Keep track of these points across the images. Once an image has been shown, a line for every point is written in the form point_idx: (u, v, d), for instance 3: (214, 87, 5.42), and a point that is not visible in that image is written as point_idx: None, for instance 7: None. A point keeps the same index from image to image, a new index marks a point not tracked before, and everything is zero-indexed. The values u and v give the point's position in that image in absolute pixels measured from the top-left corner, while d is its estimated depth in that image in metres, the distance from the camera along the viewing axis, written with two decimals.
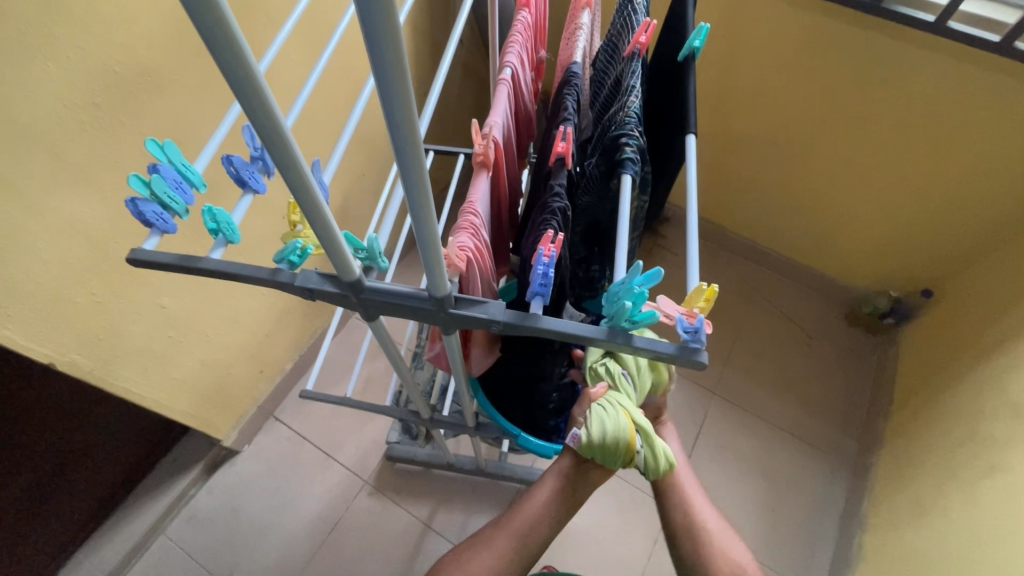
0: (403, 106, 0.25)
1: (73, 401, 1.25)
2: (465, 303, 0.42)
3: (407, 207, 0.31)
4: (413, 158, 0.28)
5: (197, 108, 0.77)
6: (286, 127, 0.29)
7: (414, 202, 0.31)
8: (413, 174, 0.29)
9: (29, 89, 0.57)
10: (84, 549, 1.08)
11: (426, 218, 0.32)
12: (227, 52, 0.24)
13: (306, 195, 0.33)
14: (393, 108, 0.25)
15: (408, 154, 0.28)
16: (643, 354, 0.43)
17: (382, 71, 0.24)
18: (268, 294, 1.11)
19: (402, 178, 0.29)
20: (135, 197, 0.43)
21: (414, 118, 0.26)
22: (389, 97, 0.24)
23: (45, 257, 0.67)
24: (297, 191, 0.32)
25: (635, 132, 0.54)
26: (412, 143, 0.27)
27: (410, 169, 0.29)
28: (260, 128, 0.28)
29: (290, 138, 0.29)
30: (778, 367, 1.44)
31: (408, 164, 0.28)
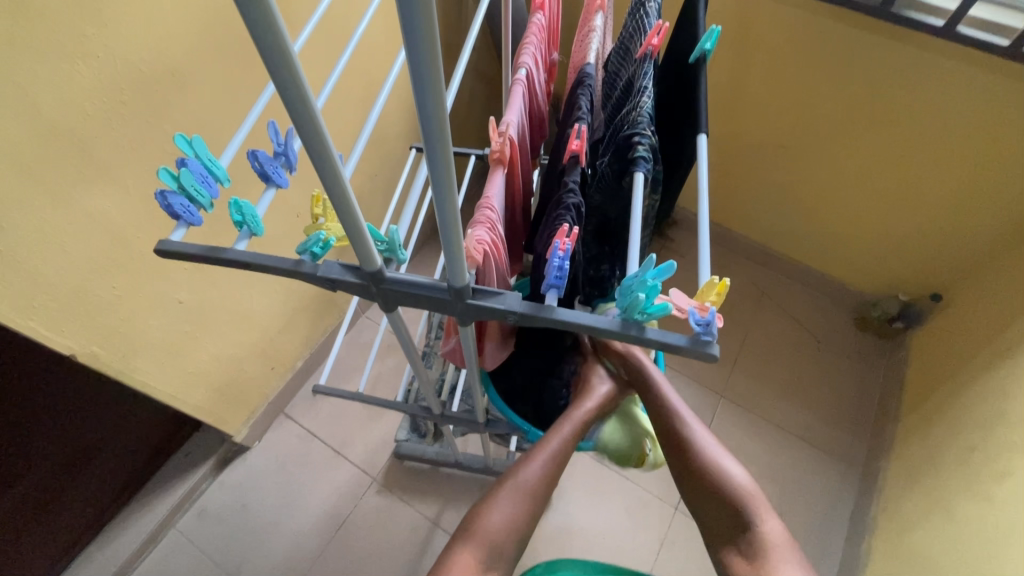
0: (433, 95, 0.26)
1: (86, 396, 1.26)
2: (483, 294, 0.43)
3: (431, 197, 0.33)
4: (440, 146, 0.29)
5: (218, 107, 0.79)
6: (319, 115, 0.30)
7: (439, 191, 0.32)
8: (438, 162, 0.30)
9: (58, 87, 0.59)
10: (95, 543, 1.10)
11: (449, 207, 0.34)
12: (270, 41, 0.25)
13: (334, 183, 0.34)
14: (424, 99, 0.27)
15: (436, 144, 0.29)
16: (656, 346, 0.44)
17: (415, 63, 0.25)
18: (282, 292, 1.13)
19: (428, 167, 0.31)
20: (164, 189, 0.45)
21: (443, 108, 0.27)
22: (422, 88, 0.26)
23: (68, 251, 0.69)
24: (326, 179, 0.33)
25: (647, 131, 0.55)
26: (439, 133, 0.28)
27: (436, 158, 0.30)
28: (295, 114, 0.29)
29: (322, 125, 0.31)
30: (786, 370, 1.44)
31: (436, 152, 0.29)
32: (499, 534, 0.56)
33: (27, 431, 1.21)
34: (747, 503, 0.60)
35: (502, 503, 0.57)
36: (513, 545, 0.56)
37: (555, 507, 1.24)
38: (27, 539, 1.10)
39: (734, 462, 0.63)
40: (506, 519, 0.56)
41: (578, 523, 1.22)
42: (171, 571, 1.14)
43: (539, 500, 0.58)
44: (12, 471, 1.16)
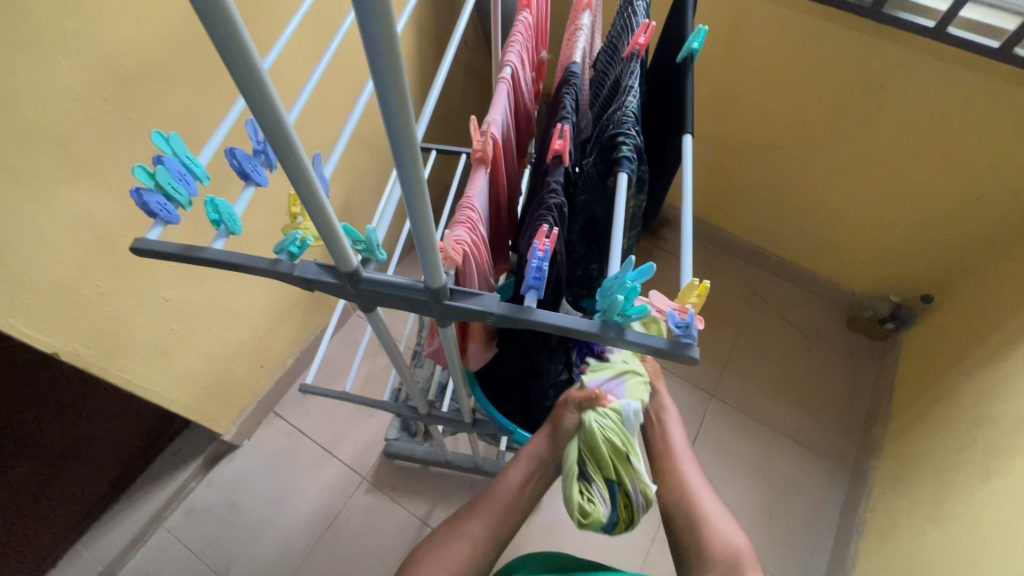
0: (398, 100, 0.26)
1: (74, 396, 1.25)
2: (461, 295, 0.43)
3: (404, 202, 0.32)
4: (408, 148, 0.29)
5: (203, 103, 0.78)
6: (287, 119, 0.30)
7: (412, 196, 0.32)
8: (408, 167, 0.30)
9: (38, 83, 0.58)
10: (83, 541, 1.10)
11: (422, 212, 0.33)
12: (233, 51, 0.25)
13: (307, 189, 0.34)
14: (389, 102, 0.26)
15: (404, 147, 0.29)
16: (635, 347, 0.44)
17: (379, 71, 0.25)
18: (271, 290, 1.12)
19: (398, 172, 0.30)
20: (139, 187, 0.44)
21: (410, 113, 0.27)
22: (385, 91, 0.26)
23: (51, 249, 0.69)
24: (297, 182, 0.33)
25: (632, 131, 0.55)
26: (407, 135, 0.28)
27: (406, 164, 0.30)
28: (262, 122, 0.29)
29: (291, 133, 0.30)
30: (777, 371, 1.44)
31: (406, 157, 0.29)
32: (463, 562, 0.59)
33: (13, 432, 1.19)
34: (734, 552, 0.62)
35: (470, 527, 0.61)
36: (483, 562, 0.61)
37: (544, 507, 1.23)
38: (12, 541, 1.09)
39: (727, 515, 0.65)
40: (473, 544, 0.60)
41: (567, 522, 1.22)
42: (158, 569, 1.13)
43: (506, 524, 0.63)
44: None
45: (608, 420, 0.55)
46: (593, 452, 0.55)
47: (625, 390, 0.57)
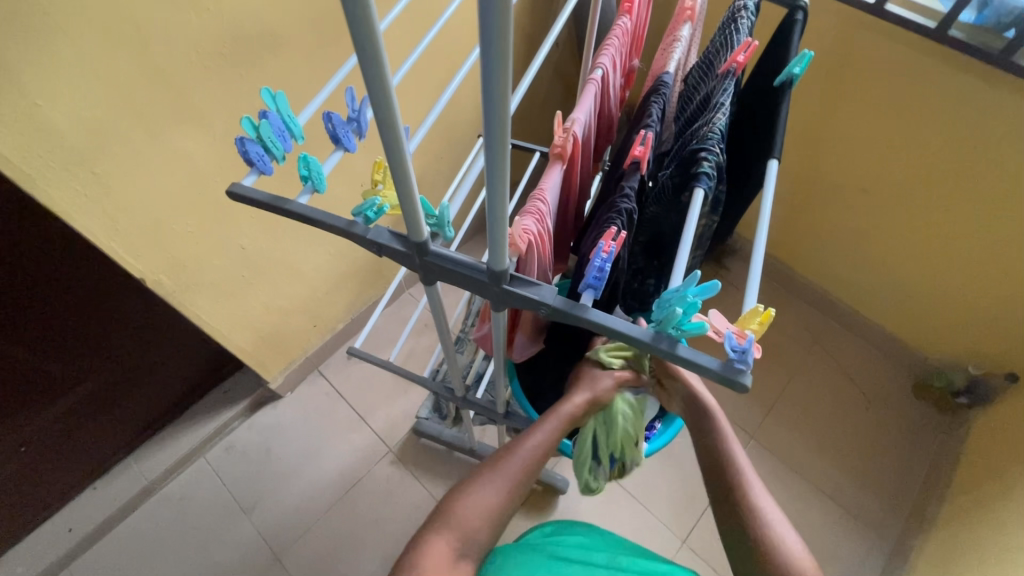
0: (499, 83, 0.27)
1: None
2: (519, 282, 0.43)
3: (484, 183, 0.34)
4: (499, 129, 0.30)
5: (307, 71, 0.83)
6: (389, 79, 0.31)
7: (492, 177, 0.33)
8: (496, 148, 0.31)
9: (172, 34, 0.65)
10: (134, 456, 1.23)
11: (499, 198, 0.34)
12: (360, 14, 0.27)
13: (397, 159, 0.35)
14: (490, 81, 0.27)
15: (494, 124, 0.29)
16: (686, 365, 0.42)
17: (488, 51, 0.26)
18: (334, 254, 1.18)
19: (485, 153, 0.32)
20: (243, 136, 0.49)
21: (507, 96, 0.28)
22: (489, 67, 0.26)
23: (157, 185, 0.76)
24: (387, 146, 0.34)
25: (715, 148, 0.54)
26: (499, 116, 0.29)
27: (494, 145, 0.31)
28: (370, 86, 0.31)
29: (393, 101, 0.32)
30: (827, 425, 1.36)
31: (494, 138, 0.30)
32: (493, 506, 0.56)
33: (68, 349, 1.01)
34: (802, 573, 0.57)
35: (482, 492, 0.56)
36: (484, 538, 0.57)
37: (559, 512, 1.23)
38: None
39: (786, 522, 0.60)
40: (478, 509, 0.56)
41: None
42: (194, 495, 1.23)
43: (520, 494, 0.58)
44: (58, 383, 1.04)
45: (630, 409, 0.58)
46: (607, 431, 0.58)
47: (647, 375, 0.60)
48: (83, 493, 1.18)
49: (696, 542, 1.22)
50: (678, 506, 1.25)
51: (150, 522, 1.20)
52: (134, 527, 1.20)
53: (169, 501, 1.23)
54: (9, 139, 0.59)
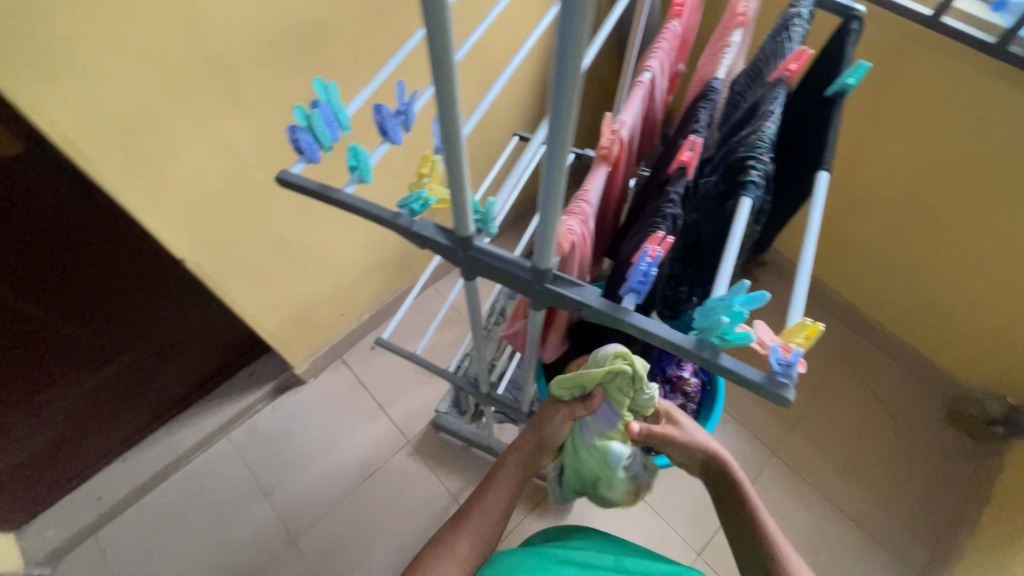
0: (573, 53, 0.27)
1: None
2: (562, 281, 0.43)
3: (543, 162, 0.33)
4: (567, 103, 0.29)
5: (353, 64, 0.84)
6: (453, 51, 0.31)
7: (553, 157, 0.32)
8: (561, 123, 0.31)
9: (225, 22, 0.66)
10: (162, 431, 1.26)
11: (557, 179, 0.34)
12: None
13: (452, 139, 0.35)
14: (565, 53, 0.27)
15: (563, 98, 0.29)
16: (728, 375, 0.42)
17: (566, 20, 0.26)
18: (365, 245, 1.19)
19: (549, 129, 0.31)
20: (295, 124, 0.50)
21: (579, 68, 0.28)
22: (565, 37, 0.26)
23: (202, 169, 0.78)
24: (443, 124, 0.34)
25: (764, 157, 0.53)
26: (569, 89, 0.29)
27: (559, 120, 0.30)
28: (434, 59, 0.31)
29: (454, 78, 0.32)
30: (853, 446, 1.33)
31: (561, 112, 0.30)
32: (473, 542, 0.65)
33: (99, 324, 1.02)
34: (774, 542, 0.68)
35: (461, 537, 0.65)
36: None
37: (573, 516, 1.23)
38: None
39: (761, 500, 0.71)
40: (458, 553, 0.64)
41: None
42: (216, 473, 1.26)
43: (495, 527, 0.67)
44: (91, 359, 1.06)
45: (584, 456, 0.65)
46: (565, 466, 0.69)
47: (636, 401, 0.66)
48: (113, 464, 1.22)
49: (711, 556, 1.20)
50: (695, 518, 1.24)
51: (174, 496, 1.24)
52: (159, 499, 1.24)
53: (192, 477, 1.26)
54: (71, 120, 0.62)
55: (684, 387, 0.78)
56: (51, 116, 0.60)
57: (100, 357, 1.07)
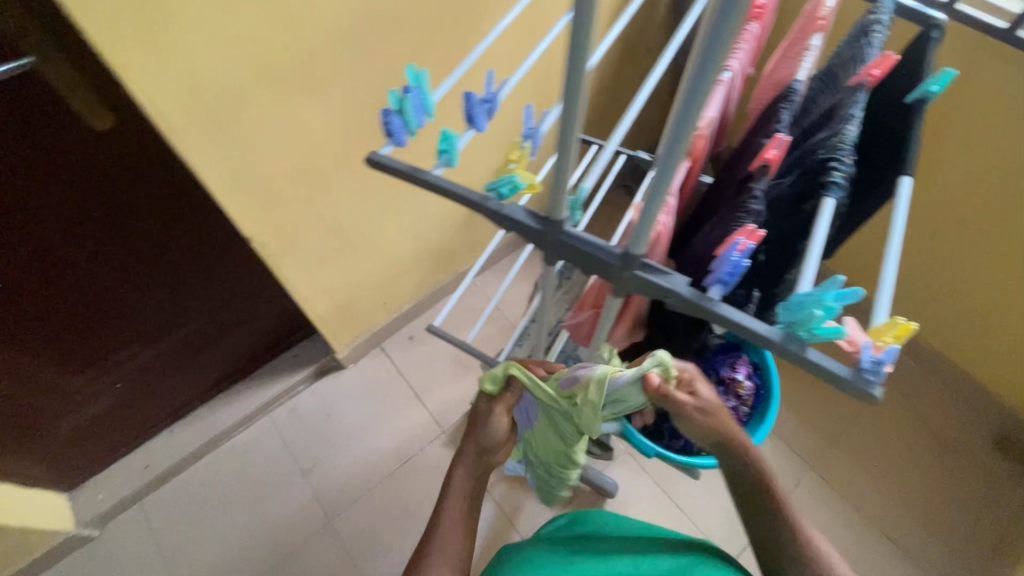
0: (723, 38, 0.29)
1: (17, 171, 0.70)
2: (651, 269, 0.44)
3: (666, 139, 0.36)
4: (705, 86, 0.32)
5: (422, 57, 0.86)
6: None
7: (678, 134, 0.35)
8: (694, 106, 0.33)
9: (312, 11, 0.69)
10: (208, 406, 1.31)
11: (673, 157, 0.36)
12: None
13: (573, 109, 0.38)
14: (717, 39, 0.29)
15: (703, 80, 0.31)
16: (813, 369, 0.42)
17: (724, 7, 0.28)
18: (413, 236, 1.21)
19: (682, 108, 0.33)
20: (389, 108, 0.53)
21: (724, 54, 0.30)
22: (722, 23, 0.29)
23: (275, 152, 0.81)
24: (572, 77, 0.36)
25: (847, 159, 0.53)
26: (710, 73, 0.31)
27: (694, 101, 0.33)
28: (577, 36, 0.34)
29: (590, 54, 0.35)
30: (893, 466, 1.30)
31: (696, 95, 0.32)
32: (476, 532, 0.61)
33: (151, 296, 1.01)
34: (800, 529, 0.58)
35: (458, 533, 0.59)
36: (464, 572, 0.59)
37: None
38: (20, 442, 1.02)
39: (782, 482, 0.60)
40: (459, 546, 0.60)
41: None
42: (257, 450, 1.30)
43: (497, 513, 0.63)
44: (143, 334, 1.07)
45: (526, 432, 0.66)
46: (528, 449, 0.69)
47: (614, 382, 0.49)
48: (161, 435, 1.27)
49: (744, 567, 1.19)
50: (728, 528, 1.22)
51: (216, 469, 1.28)
52: (203, 472, 1.27)
53: (234, 452, 1.30)
54: (165, 95, 0.65)
55: (738, 389, 0.77)
56: (149, 90, 0.63)
57: (156, 331, 1.08)
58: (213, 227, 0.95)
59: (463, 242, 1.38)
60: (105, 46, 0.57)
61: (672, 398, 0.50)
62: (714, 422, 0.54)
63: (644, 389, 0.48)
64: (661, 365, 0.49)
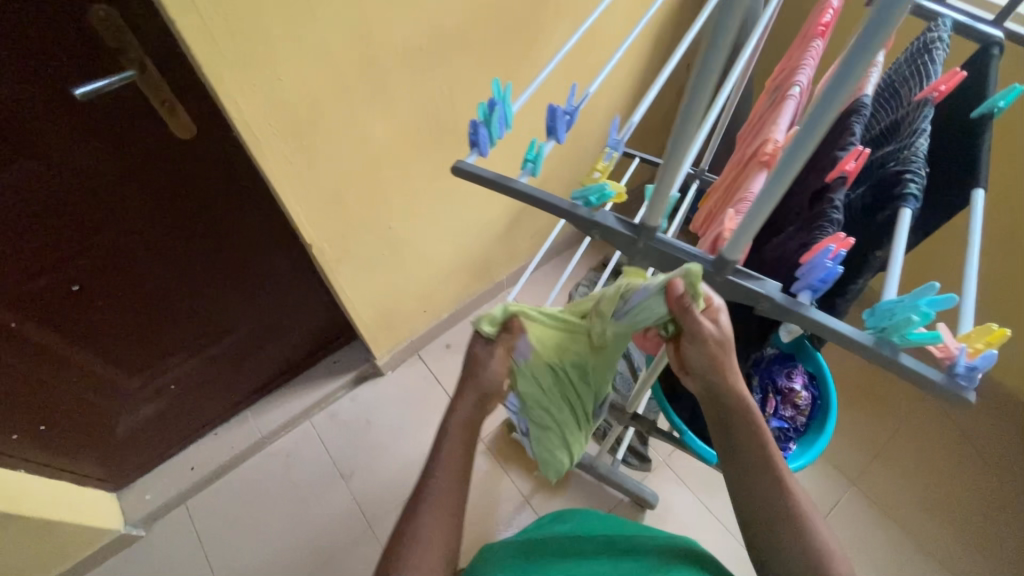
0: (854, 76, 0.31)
1: (106, 176, 0.74)
2: (743, 275, 0.46)
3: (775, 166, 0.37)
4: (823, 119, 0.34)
5: (481, 73, 0.89)
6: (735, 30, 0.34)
7: (787, 162, 0.37)
8: (809, 136, 0.35)
9: (388, 28, 0.72)
10: (251, 411, 1.33)
11: (779, 181, 0.38)
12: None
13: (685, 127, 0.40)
14: (847, 76, 0.32)
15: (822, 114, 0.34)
16: (904, 374, 0.43)
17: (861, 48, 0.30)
18: (457, 245, 1.24)
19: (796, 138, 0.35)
20: (477, 120, 0.55)
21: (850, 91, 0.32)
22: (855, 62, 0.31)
23: (343, 162, 0.84)
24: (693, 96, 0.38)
25: (921, 171, 0.54)
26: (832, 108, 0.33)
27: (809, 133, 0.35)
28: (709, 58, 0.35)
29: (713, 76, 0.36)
30: (936, 483, 1.28)
31: (814, 127, 0.34)
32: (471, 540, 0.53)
33: (204, 302, 1.03)
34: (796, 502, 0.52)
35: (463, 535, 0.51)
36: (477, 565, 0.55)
37: None
38: (79, 440, 1.06)
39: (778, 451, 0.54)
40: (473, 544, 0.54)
41: None
42: (299, 454, 1.32)
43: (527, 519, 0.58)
44: (197, 338, 1.09)
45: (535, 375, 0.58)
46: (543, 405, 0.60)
47: (633, 297, 0.48)
48: (206, 438, 1.30)
49: None
50: None
51: (258, 473, 1.30)
52: (246, 476, 1.29)
53: (276, 456, 1.32)
54: (251, 106, 0.68)
55: (795, 400, 0.78)
56: (238, 102, 0.67)
57: (208, 337, 1.11)
58: (276, 231, 0.98)
59: (502, 252, 1.40)
60: (205, 60, 0.61)
61: (692, 316, 0.46)
62: (716, 360, 0.49)
63: (669, 299, 0.46)
64: (689, 283, 0.44)
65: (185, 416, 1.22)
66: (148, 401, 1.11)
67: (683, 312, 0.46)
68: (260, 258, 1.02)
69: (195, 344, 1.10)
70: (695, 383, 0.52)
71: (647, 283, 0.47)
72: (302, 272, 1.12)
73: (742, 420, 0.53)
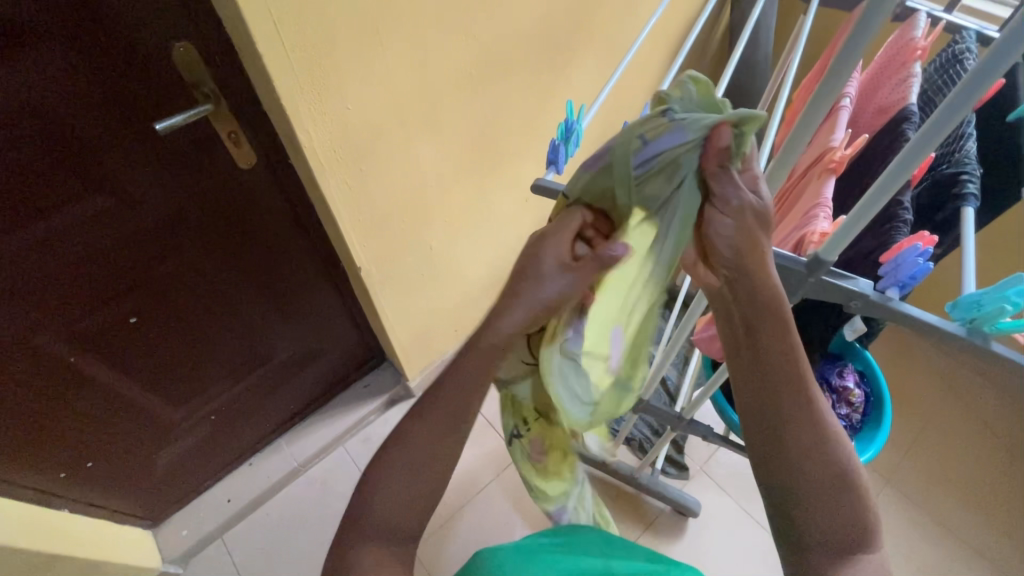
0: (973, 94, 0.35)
1: (167, 205, 0.76)
2: (835, 275, 0.49)
3: (889, 171, 0.41)
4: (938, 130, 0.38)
5: (520, 94, 0.92)
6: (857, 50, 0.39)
7: (900, 168, 0.41)
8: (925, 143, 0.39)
9: (441, 55, 0.75)
10: (285, 437, 1.32)
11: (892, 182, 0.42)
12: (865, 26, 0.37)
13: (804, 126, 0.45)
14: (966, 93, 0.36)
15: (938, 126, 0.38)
16: (996, 362, 0.46)
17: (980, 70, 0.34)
18: (489, 263, 1.25)
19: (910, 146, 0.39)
20: (556, 140, 0.58)
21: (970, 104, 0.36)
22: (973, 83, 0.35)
23: (394, 185, 0.86)
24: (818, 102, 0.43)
25: (976, 171, 0.57)
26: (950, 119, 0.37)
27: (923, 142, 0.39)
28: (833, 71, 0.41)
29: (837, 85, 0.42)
30: (968, 478, 1.30)
31: (931, 136, 0.38)
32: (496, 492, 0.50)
33: (247, 329, 1.03)
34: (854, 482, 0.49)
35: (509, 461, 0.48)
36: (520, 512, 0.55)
37: (688, 535, 1.24)
38: (123, 476, 1.05)
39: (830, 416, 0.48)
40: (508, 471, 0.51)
41: (709, 559, 1.21)
42: (333, 480, 1.30)
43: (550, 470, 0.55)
44: (239, 366, 1.09)
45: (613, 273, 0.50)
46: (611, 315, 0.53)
47: (658, 140, 0.42)
48: (241, 468, 1.28)
49: None
50: None
51: (293, 502, 1.28)
52: (282, 504, 1.28)
53: (311, 484, 1.30)
54: (320, 134, 0.71)
55: (850, 397, 0.80)
56: (309, 130, 0.70)
57: (249, 364, 1.10)
58: (320, 255, 0.99)
59: None
60: (282, 91, 0.64)
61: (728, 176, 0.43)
62: (748, 232, 0.44)
63: (706, 150, 0.43)
64: (738, 134, 0.42)
65: (222, 447, 1.21)
66: (190, 433, 1.10)
67: (718, 168, 0.43)
68: (304, 282, 1.03)
69: (236, 372, 1.10)
70: (718, 272, 0.47)
71: (680, 129, 0.42)
72: (341, 296, 1.12)
73: (777, 339, 0.47)
